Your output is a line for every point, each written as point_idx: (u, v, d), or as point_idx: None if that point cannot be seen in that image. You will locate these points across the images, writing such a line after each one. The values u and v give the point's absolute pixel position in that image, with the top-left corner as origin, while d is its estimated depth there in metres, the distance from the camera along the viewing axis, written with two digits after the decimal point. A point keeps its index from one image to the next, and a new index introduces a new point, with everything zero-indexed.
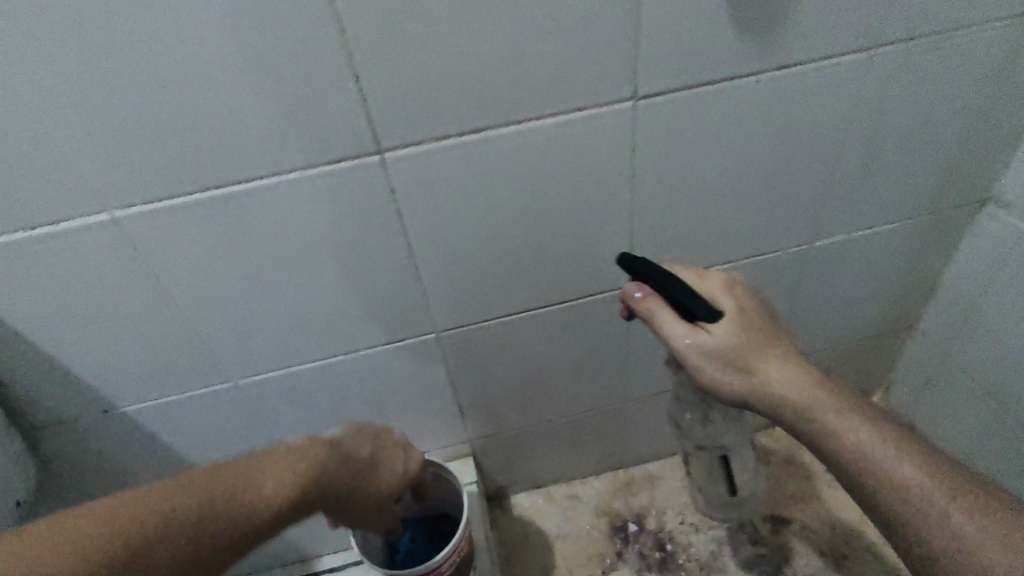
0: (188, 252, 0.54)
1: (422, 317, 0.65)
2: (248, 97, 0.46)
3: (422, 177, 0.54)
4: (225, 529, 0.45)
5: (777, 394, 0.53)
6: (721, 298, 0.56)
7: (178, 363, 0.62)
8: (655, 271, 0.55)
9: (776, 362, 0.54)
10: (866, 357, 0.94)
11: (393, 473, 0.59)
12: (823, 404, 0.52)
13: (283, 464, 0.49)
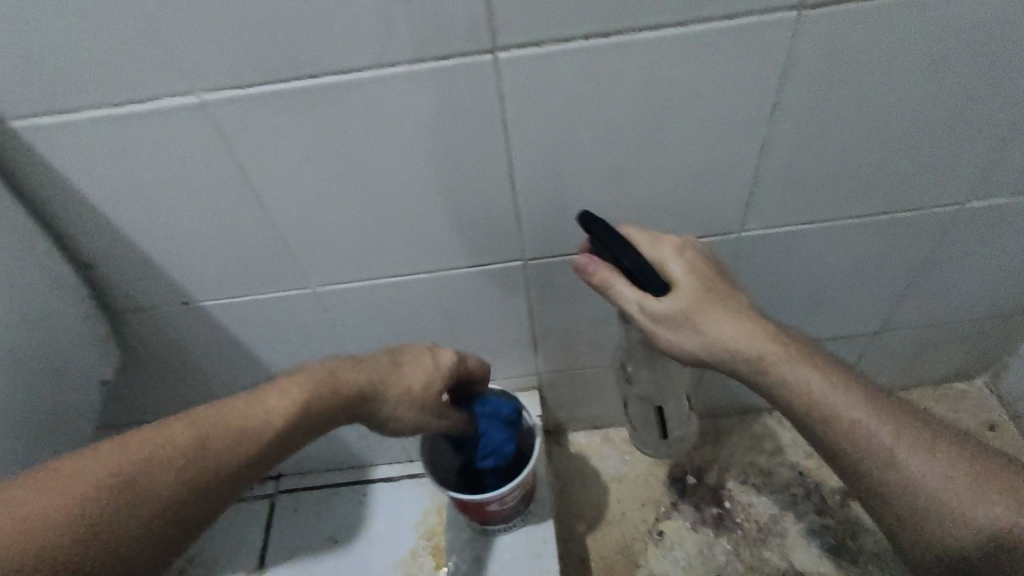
0: (278, 145, 0.50)
1: (512, 242, 0.61)
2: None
3: (538, 83, 0.48)
4: (215, 465, 0.45)
5: (731, 351, 0.51)
6: (666, 255, 0.53)
7: (259, 263, 0.61)
8: (608, 237, 0.49)
9: (728, 321, 0.51)
10: (978, 337, 0.85)
11: (409, 393, 0.50)
12: (777, 361, 0.51)
13: (285, 396, 0.47)
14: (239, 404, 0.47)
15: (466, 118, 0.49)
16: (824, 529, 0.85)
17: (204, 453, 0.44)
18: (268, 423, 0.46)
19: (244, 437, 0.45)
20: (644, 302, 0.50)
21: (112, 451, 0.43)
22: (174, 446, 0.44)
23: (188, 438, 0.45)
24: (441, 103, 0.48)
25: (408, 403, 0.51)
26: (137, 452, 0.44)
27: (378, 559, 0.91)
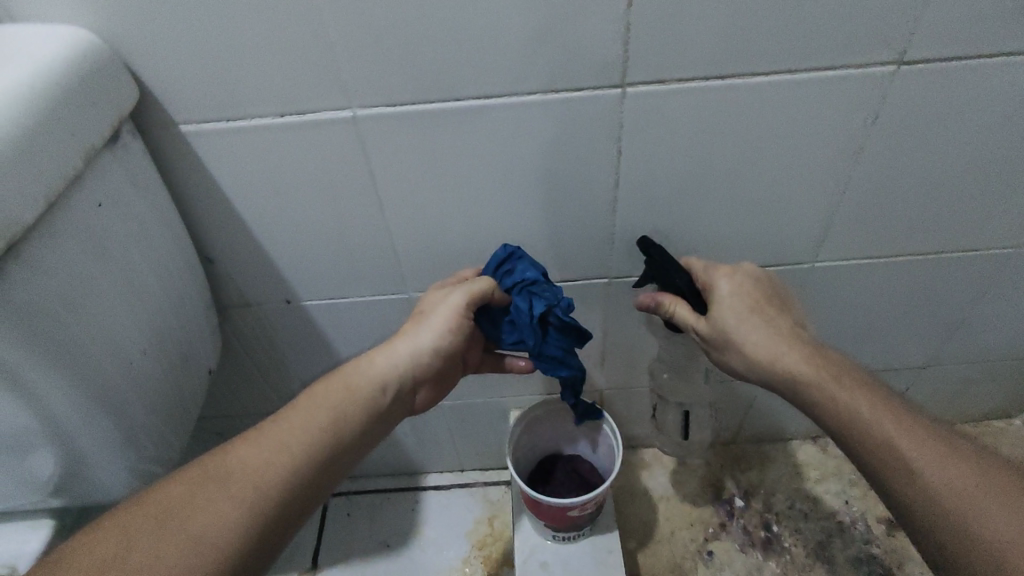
0: (408, 159, 0.55)
1: (601, 260, 0.65)
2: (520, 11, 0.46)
3: (653, 117, 0.53)
4: (243, 463, 0.48)
5: (761, 365, 0.54)
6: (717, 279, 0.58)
7: (365, 267, 0.65)
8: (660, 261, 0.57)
9: (760, 337, 0.55)
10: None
11: (433, 317, 0.56)
12: (813, 382, 0.53)
13: (297, 410, 0.52)
14: (266, 420, 0.51)
15: (585, 144, 0.54)
16: (867, 565, 0.87)
17: (243, 463, 0.48)
18: (295, 424, 0.51)
19: (285, 438, 0.50)
20: (699, 324, 0.57)
21: (144, 498, 0.46)
22: (193, 475, 0.47)
23: (224, 457, 0.48)
24: (565, 129, 0.53)
25: (430, 329, 0.56)
26: (185, 476, 0.47)
27: (429, 565, 0.93)
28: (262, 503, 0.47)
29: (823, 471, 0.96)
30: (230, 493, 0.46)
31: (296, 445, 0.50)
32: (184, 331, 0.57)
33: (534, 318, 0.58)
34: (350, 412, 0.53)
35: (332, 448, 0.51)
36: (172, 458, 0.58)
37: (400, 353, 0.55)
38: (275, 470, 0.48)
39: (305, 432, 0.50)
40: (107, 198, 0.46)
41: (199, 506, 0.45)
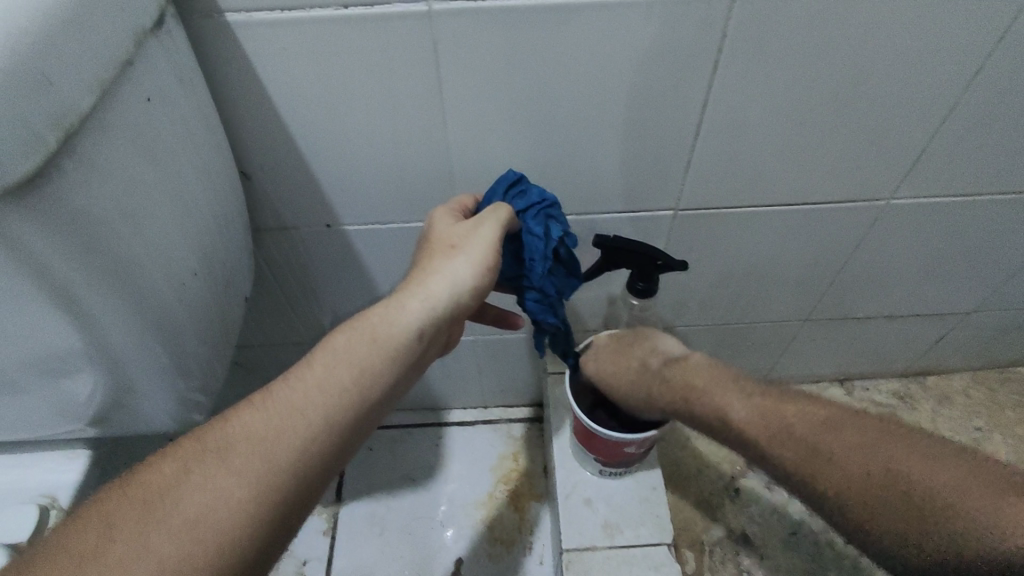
0: (482, 66, 0.49)
1: (671, 190, 0.61)
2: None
3: (763, 25, 0.47)
4: (261, 426, 0.42)
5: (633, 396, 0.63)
6: (618, 373, 0.64)
7: (417, 189, 0.60)
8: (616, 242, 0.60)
9: (621, 374, 0.63)
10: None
11: (467, 255, 0.49)
12: (683, 401, 0.59)
13: (317, 365, 0.45)
14: (280, 380, 0.45)
15: (680, 57, 0.49)
16: None
17: (259, 428, 0.42)
18: (314, 380, 0.45)
19: (304, 396, 0.44)
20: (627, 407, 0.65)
21: (150, 466, 0.41)
22: (203, 441, 0.42)
23: (235, 423, 0.43)
24: (663, 38, 0.47)
25: (465, 267, 0.49)
26: (195, 442, 0.42)
27: (455, 499, 0.92)
28: (286, 472, 0.42)
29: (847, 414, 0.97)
30: (246, 465, 0.41)
31: (318, 406, 0.44)
32: (226, 253, 0.52)
33: (550, 245, 0.53)
34: (378, 366, 0.46)
35: (361, 404, 0.46)
36: (214, 387, 0.55)
37: (430, 300, 0.48)
38: (298, 436, 0.42)
39: (328, 390, 0.44)
40: (157, 92, 0.40)
41: (209, 482, 0.40)
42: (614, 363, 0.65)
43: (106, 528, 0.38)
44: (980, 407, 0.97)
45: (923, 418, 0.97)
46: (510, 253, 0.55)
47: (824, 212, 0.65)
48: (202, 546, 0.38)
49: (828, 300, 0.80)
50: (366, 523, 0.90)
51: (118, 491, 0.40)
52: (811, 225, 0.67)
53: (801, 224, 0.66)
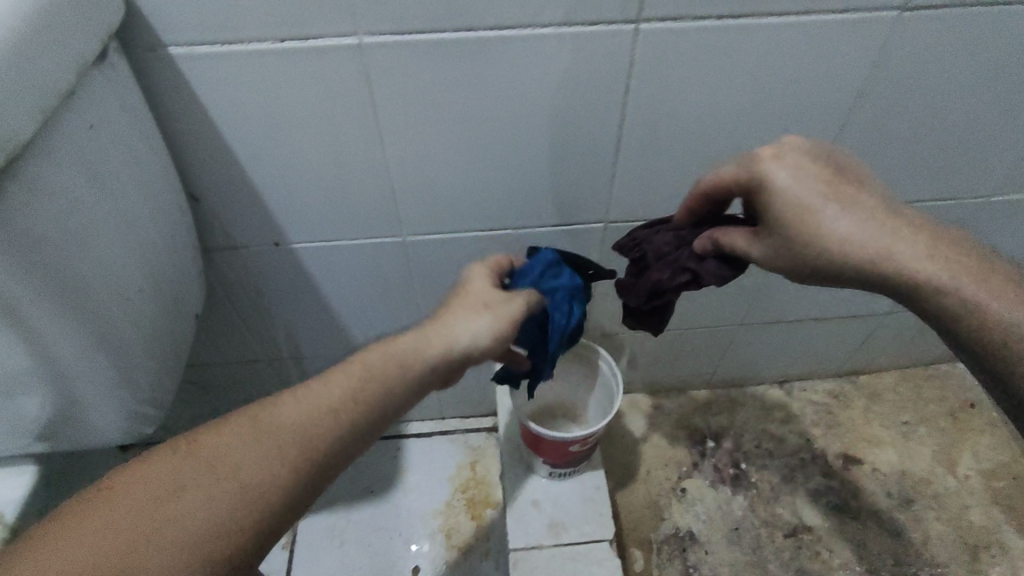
0: (413, 93, 0.53)
1: (599, 204, 0.65)
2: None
3: (665, 54, 0.52)
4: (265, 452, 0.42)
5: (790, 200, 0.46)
6: (809, 226, 0.46)
7: (360, 207, 0.63)
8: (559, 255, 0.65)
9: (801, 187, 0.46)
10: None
11: (488, 315, 0.49)
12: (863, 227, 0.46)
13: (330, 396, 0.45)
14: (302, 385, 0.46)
15: (593, 83, 0.54)
16: (820, 499, 0.93)
17: (280, 429, 0.43)
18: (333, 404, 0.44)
19: (323, 409, 0.44)
20: (750, 248, 0.50)
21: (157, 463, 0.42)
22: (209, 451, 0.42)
23: (238, 443, 0.42)
24: (577, 66, 0.52)
25: (483, 321, 0.49)
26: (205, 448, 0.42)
27: (413, 508, 0.95)
28: (290, 480, 0.42)
29: (790, 413, 1.02)
30: (257, 462, 0.42)
31: (332, 423, 0.44)
32: (175, 269, 0.55)
33: (570, 326, 0.60)
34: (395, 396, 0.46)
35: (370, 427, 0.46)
36: (165, 399, 0.57)
37: (449, 346, 0.47)
38: (309, 446, 0.43)
39: (346, 406, 0.45)
40: (100, 121, 0.43)
41: (224, 475, 0.41)
42: (817, 208, 0.46)
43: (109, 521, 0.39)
44: (910, 402, 1.03)
45: (858, 415, 1.02)
46: (532, 324, 0.59)
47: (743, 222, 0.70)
48: (203, 539, 0.39)
49: (758, 304, 0.85)
50: (324, 535, 0.92)
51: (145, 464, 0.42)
52: None
53: None
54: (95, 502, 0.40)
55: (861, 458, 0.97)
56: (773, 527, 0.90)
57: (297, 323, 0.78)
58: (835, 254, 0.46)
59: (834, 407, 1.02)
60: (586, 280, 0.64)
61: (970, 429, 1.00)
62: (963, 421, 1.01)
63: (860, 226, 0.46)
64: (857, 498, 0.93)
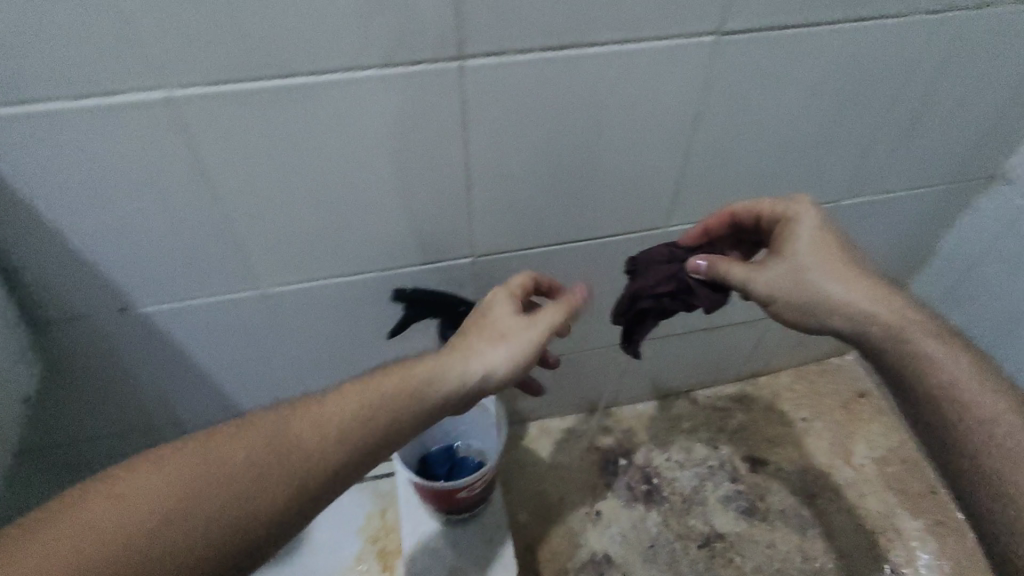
0: (239, 143, 0.50)
1: (463, 239, 0.64)
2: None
3: (496, 89, 0.52)
4: (302, 452, 0.47)
5: (803, 230, 0.57)
6: (805, 267, 0.55)
7: (207, 264, 0.60)
8: (434, 294, 0.66)
9: (804, 233, 0.57)
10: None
11: (512, 346, 0.53)
12: (848, 276, 0.55)
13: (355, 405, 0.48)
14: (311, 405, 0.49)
15: (429, 121, 0.53)
16: (733, 507, 0.94)
17: (271, 449, 0.47)
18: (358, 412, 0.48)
19: (309, 443, 0.47)
20: (749, 277, 0.57)
21: (204, 456, 0.46)
22: (252, 451, 0.46)
23: (277, 441, 0.47)
24: (409, 106, 0.51)
25: (510, 343, 0.53)
26: (247, 447, 0.46)
27: (319, 568, 0.90)
28: (257, 501, 0.46)
29: (699, 420, 1.03)
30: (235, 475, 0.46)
31: (312, 459, 0.47)
32: None
33: None
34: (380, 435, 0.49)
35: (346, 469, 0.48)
36: None
37: (466, 373, 0.52)
38: (286, 475, 0.46)
39: (330, 441, 0.47)
40: None
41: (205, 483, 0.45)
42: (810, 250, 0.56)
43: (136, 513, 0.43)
44: (807, 399, 1.06)
45: (760, 416, 1.04)
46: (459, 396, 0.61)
47: (613, 245, 0.70)
48: (191, 520, 0.44)
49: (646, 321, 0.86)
50: None
51: (139, 467, 0.46)
52: (606, 258, 0.72)
53: (596, 258, 0.72)
54: (105, 485, 0.45)
55: (766, 458, 0.99)
56: (687, 540, 0.91)
57: (165, 387, 0.73)
58: (822, 300, 0.55)
59: (737, 411, 1.05)
60: (458, 316, 0.67)
61: (861, 418, 1.05)
62: (854, 410, 1.05)
63: (849, 277, 0.55)
64: (770, 501, 0.94)
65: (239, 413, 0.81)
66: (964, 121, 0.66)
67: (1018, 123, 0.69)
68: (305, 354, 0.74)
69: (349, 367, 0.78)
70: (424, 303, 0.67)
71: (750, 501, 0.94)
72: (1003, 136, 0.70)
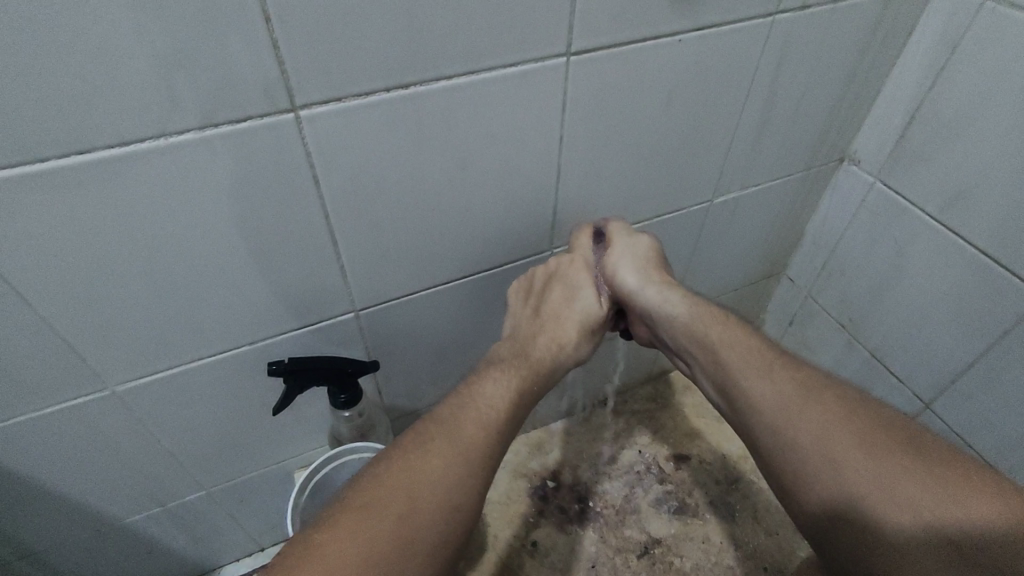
0: (37, 233, 0.43)
1: (340, 295, 0.59)
2: (125, 19, 0.36)
3: (342, 138, 0.47)
4: (472, 437, 0.51)
5: (631, 246, 0.67)
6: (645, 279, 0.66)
7: (32, 373, 0.51)
8: (312, 359, 0.60)
9: (632, 248, 0.67)
10: (752, 310, 1.02)
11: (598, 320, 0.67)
12: (661, 282, 0.66)
13: (481, 400, 0.54)
14: (473, 389, 0.55)
15: (273, 180, 0.48)
16: (667, 510, 0.93)
17: (462, 438, 0.50)
18: (489, 398, 0.55)
19: (465, 431, 0.51)
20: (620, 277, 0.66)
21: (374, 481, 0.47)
22: (388, 460, 0.48)
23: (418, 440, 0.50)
24: (243, 166, 0.46)
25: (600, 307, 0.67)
26: (394, 457, 0.49)
27: None
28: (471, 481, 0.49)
29: (617, 429, 1.05)
30: (452, 467, 0.48)
31: (477, 440, 0.51)
32: None
33: None
34: (509, 408, 0.55)
35: (511, 424, 0.55)
36: None
37: (570, 345, 0.64)
38: (487, 457, 0.51)
39: (514, 401, 0.56)
40: None
41: (465, 475, 0.49)
42: (641, 284, 0.65)
43: (388, 512, 0.44)
44: None
45: (677, 413, 1.07)
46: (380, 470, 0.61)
47: (505, 274, 0.68)
48: (436, 508, 0.46)
49: None
50: None
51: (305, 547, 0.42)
52: (500, 288, 0.70)
53: (490, 290, 0.69)
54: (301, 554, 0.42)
55: (688, 453, 1.01)
56: (627, 551, 0.89)
57: (12, 521, 0.62)
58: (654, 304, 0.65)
59: (654, 412, 1.07)
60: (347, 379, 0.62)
61: None
62: None
63: (672, 308, 0.64)
64: (701, 496, 0.95)
65: (113, 525, 0.70)
66: (809, 111, 0.70)
67: (855, 108, 0.73)
68: (182, 448, 0.66)
69: (238, 450, 0.70)
70: (302, 372, 0.59)
71: (684, 500, 0.95)
72: (844, 121, 0.74)
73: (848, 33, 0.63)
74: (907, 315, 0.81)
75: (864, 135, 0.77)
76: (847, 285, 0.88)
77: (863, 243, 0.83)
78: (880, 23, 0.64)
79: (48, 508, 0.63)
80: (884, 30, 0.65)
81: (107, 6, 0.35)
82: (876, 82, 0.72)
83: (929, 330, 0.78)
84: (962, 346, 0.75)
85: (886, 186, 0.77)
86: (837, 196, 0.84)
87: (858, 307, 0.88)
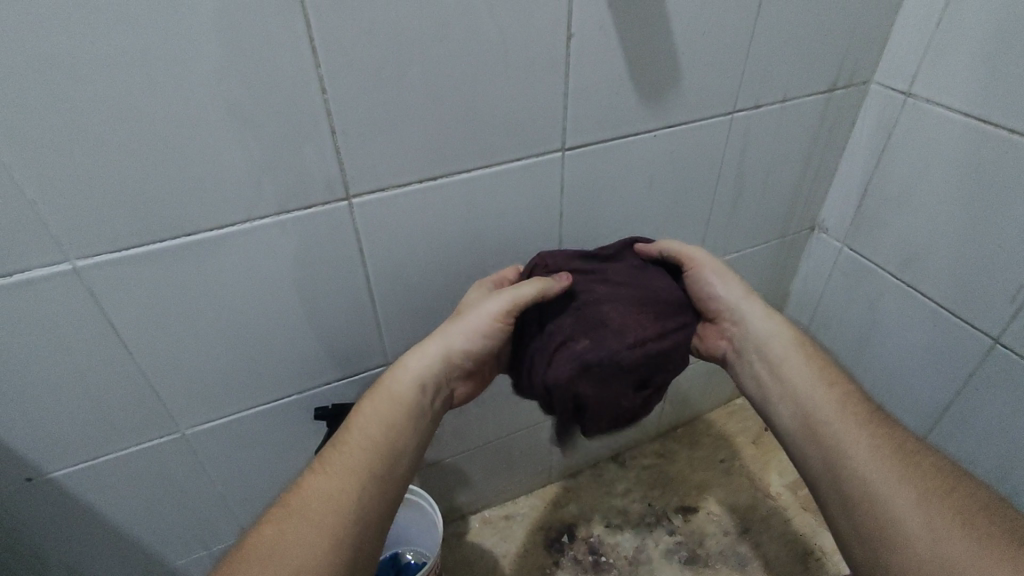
0: (147, 298, 0.54)
1: (376, 349, 0.70)
2: (232, 136, 0.49)
3: (384, 218, 0.59)
4: (326, 485, 0.50)
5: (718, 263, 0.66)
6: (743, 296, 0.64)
7: (122, 417, 0.61)
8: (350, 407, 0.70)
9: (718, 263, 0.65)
10: None
11: (466, 317, 0.59)
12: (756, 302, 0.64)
13: (347, 444, 0.53)
14: (328, 446, 0.54)
15: (329, 253, 0.59)
16: (678, 559, 0.98)
17: (317, 490, 0.49)
18: (356, 441, 0.53)
19: (323, 481, 0.50)
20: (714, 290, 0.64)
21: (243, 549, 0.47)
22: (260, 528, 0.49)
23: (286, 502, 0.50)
24: (306, 242, 0.58)
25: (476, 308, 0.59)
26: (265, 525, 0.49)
27: None
28: (323, 528, 0.47)
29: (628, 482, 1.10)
30: (299, 523, 0.47)
31: (331, 489, 0.49)
32: None
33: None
34: (363, 453, 0.52)
35: (373, 460, 0.52)
36: None
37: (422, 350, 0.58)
38: (336, 507, 0.48)
39: (376, 435, 0.54)
40: None
41: (310, 528, 0.47)
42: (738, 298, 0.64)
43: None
44: (721, 442, 1.16)
45: (684, 466, 1.13)
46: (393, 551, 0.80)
47: None
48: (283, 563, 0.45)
49: None
50: None
51: None
52: None
53: None
54: None
55: (697, 505, 1.05)
56: None
57: (81, 557, 0.70)
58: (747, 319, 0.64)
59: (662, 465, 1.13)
60: None
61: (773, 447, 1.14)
62: (764, 443, 1.15)
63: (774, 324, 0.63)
64: (712, 547, 0.99)
65: (165, 566, 0.78)
66: (775, 187, 0.82)
67: (818, 183, 0.85)
68: (233, 490, 0.74)
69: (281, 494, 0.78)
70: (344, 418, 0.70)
71: (695, 551, 0.99)
72: (809, 194, 0.86)
73: (800, 123, 0.76)
74: (887, 363, 0.88)
75: (828, 206, 0.88)
76: (831, 339, 0.96)
77: (840, 301, 0.92)
78: (827, 114, 0.77)
79: (115, 546, 0.71)
80: (831, 120, 0.78)
81: (220, 129, 0.48)
82: (832, 161, 0.83)
83: (907, 376, 0.86)
84: (937, 389, 0.82)
85: (852, 250, 0.87)
86: (813, 259, 0.94)
87: (843, 359, 0.96)
